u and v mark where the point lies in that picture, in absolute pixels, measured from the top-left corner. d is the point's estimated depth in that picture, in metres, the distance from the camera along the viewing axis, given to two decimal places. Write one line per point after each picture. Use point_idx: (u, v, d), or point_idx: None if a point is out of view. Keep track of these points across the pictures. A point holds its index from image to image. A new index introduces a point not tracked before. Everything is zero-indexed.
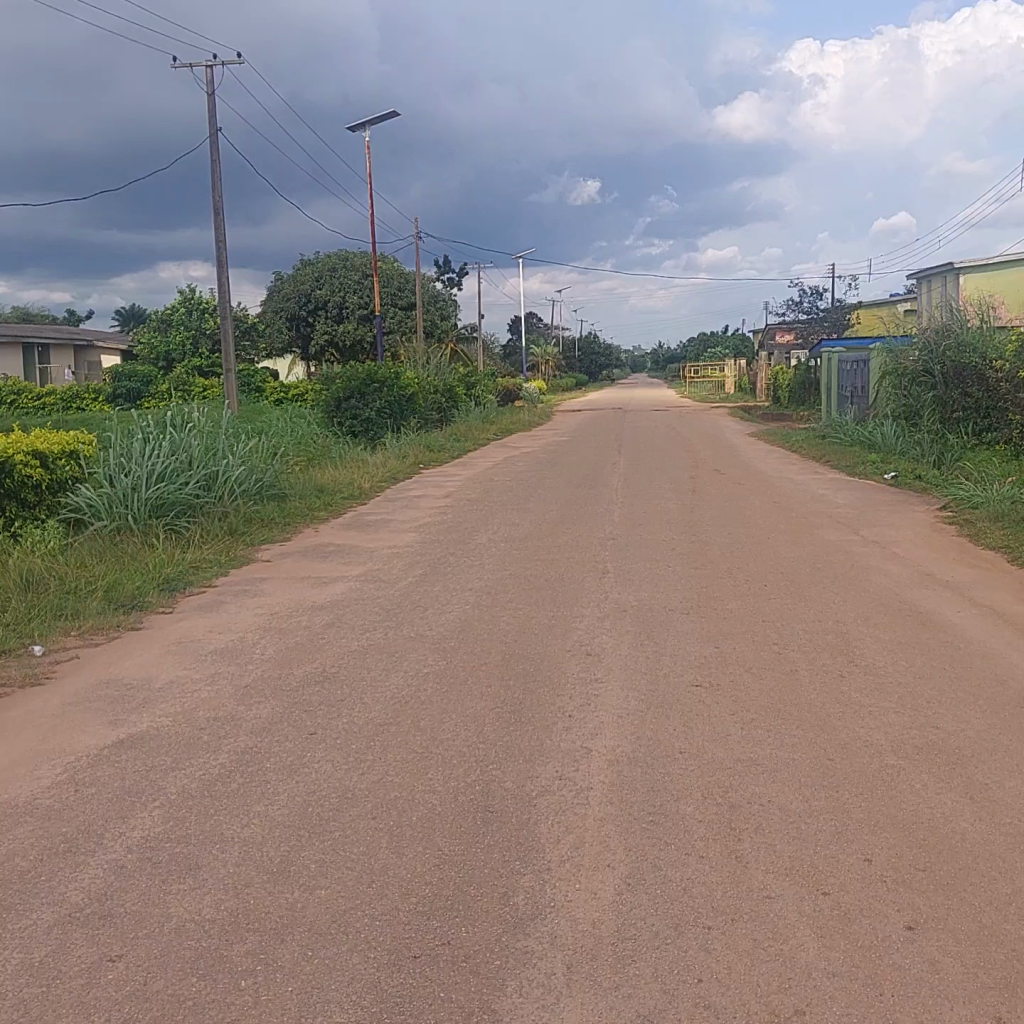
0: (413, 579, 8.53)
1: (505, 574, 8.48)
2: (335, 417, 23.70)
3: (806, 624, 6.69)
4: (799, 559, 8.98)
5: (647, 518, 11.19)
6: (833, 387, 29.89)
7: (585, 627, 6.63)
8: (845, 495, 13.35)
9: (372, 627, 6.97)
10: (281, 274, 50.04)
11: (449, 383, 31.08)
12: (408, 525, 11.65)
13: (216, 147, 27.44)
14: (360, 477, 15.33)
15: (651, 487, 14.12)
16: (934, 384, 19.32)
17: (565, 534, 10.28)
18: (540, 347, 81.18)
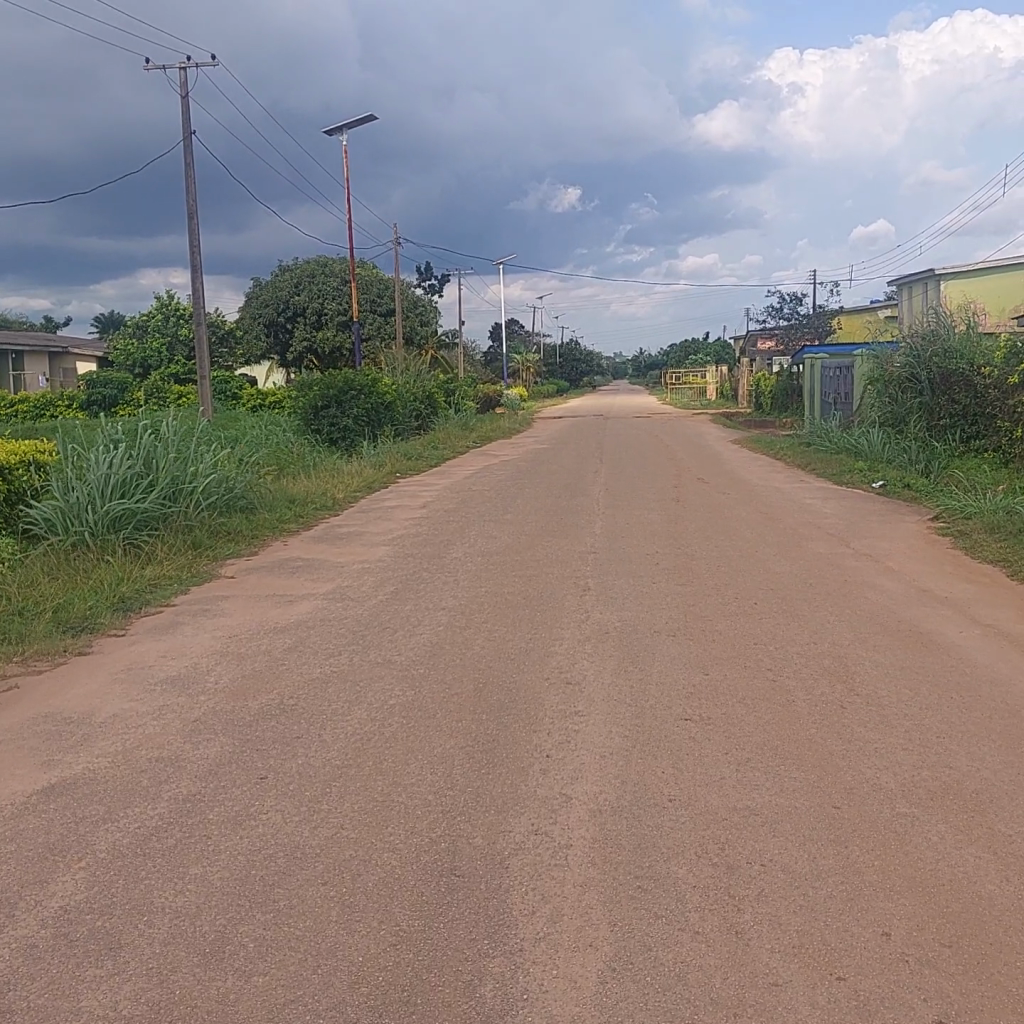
0: (384, 598, 8.07)
1: (480, 592, 8.02)
2: (311, 425, 23.20)
3: (801, 648, 6.26)
4: (789, 574, 8.57)
5: (630, 529, 10.75)
6: (816, 394, 29.60)
7: (565, 651, 6.17)
8: (833, 506, 12.97)
9: (336, 651, 6.50)
10: (259, 280, 49.49)
11: (428, 390, 30.61)
12: (381, 539, 11.17)
13: (190, 151, 27.00)
14: (334, 487, 14.86)
15: (634, 496, 13.71)
16: (921, 391, 19.01)
17: (544, 547, 9.84)
18: (521, 355, 80.81)
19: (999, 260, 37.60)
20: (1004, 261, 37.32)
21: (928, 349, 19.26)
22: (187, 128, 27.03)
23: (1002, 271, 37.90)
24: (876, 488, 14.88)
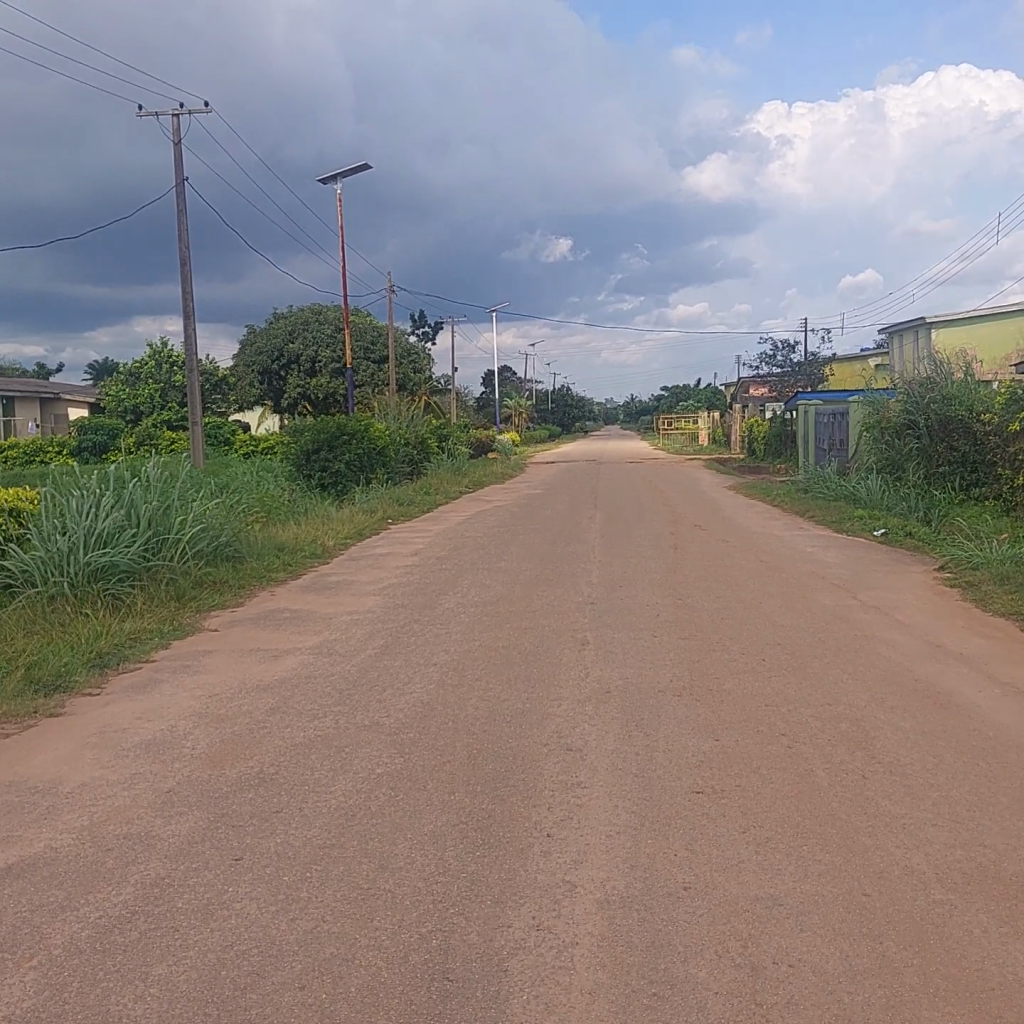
0: (374, 652, 7.72)
1: (475, 646, 7.68)
2: (302, 471, 22.88)
3: (814, 709, 5.93)
4: (796, 628, 8.25)
5: (628, 579, 10.42)
6: (811, 440, 29.42)
7: (564, 713, 5.83)
8: (836, 555, 12.67)
9: (322, 712, 6.14)
10: (252, 326, 49.43)
11: (421, 436, 30.36)
12: (371, 588, 10.81)
13: (184, 198, 27.00)
14: (324, 536, 14.51)
15: (631, 545, 13.39)
16: (919, 437, 18.81)
17: (540, 598, 9.49)
18: (514, 402, 80.87)
19: (991, 308, 37.69)
20: (996, 309, 37.39)
21: (926, 396, 19.09)
22: (180, 174, 27.00)
23: (994, 318, 37.97)
24: (877, 536, 14.59)
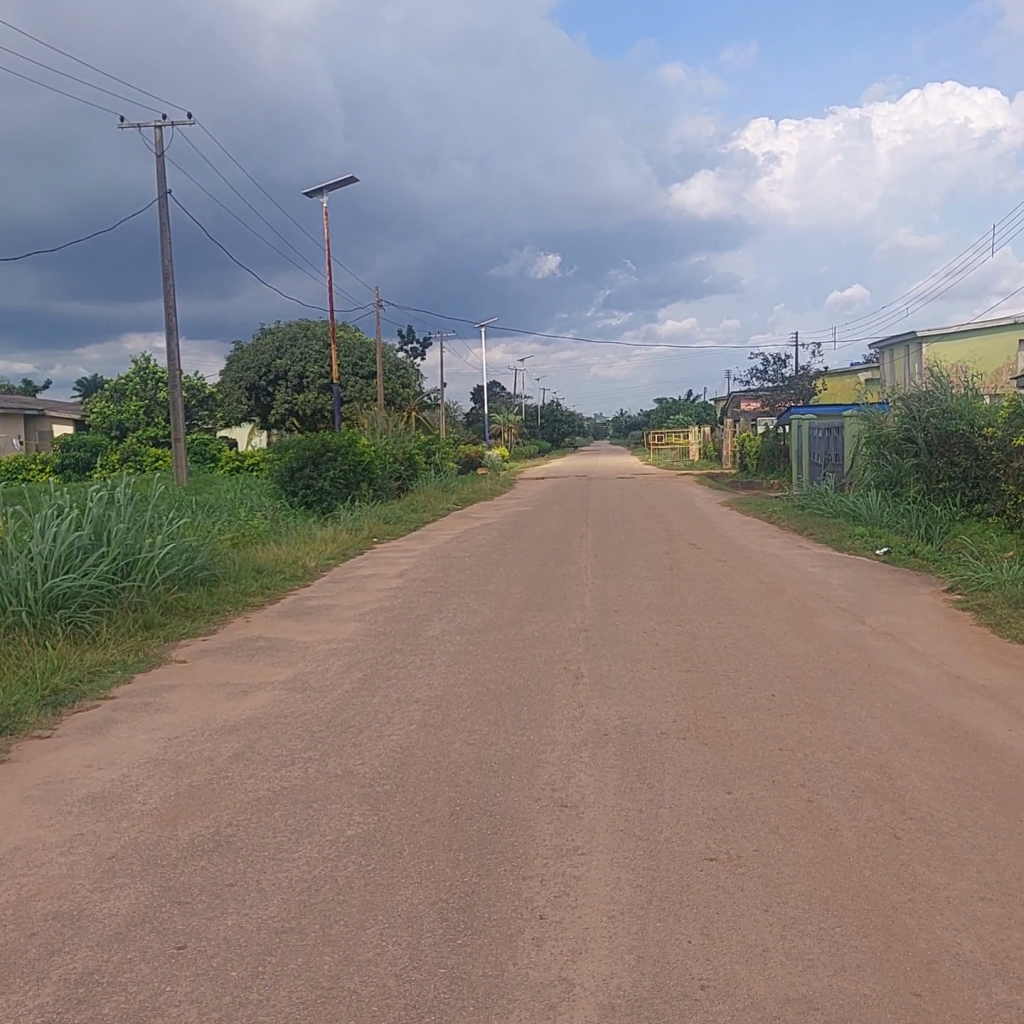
0: (352, 686, 7.15)
1: (460, 679, 7.11)
2: (286, 488, 22.31)
3: (833, 755, 5.39)
4: (804, 658, 7.71)
5: (624, 603, 9.86)
6: (805, 455, 28.97)
7: (557, 759, 5.26)
8: (839, 575, 12.14)
9: (290, 760, 5.56)
10: (239, 342, 48.93)
11: (408, 452, 29.83)
12: (352, 613, 10.24)
13: (167, 212, 26.58)
14: (306, 556, 13.93)
15: (626, 565, 12.84)
16: (918, 452, 18.36)
17: (531, 624, 8.94)
18: (504, 417, 80.48)
19: (983, 321, 37.44)
20: (986, 323, 37.15)
21: (925, 410, 18.64)
22: (163, 186, 26.60)
23: (987, 332, 37.72)
24: (880, 555, 14.08)
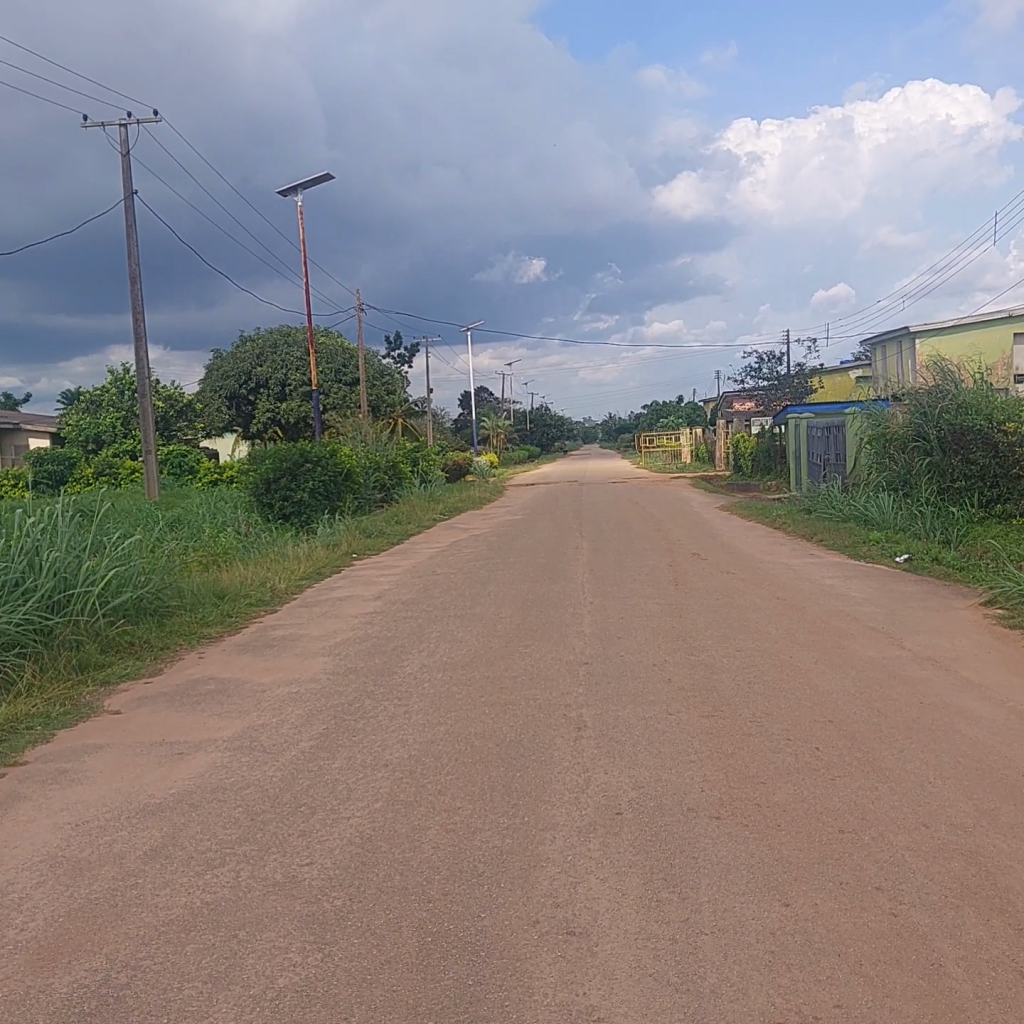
0: (309, 744, 5.95)
1: (440, 733, 5.93)
2: (263, 501, 21.11)
3: (908, 838, 4.25)
4: (844, 695, 6.56)
5: (628, 628, 8.69)
6: (804, 456, 27.92)
7: (558, 854, 4.11)
8: (862, 588, 10.99)
9: (219, 859, 4.38)
10: (219, 351, 47.79)
11: (391, 461, 28.68)
12: (321, 645, 9.04)
13: (135, 215, 25.50)
14: (275, 577, 12.73)
15: (626, 580, 11.69)
16: (930, 450, 17.26)
17: (523, 657, 7.78)
18: (491, 423, 79.35)
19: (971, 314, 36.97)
20: (981, 317, 36.32)
21: (936, 405, 17.54)
22: (130, 187, 25.63)
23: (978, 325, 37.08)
24: (901, 562, 12.99)
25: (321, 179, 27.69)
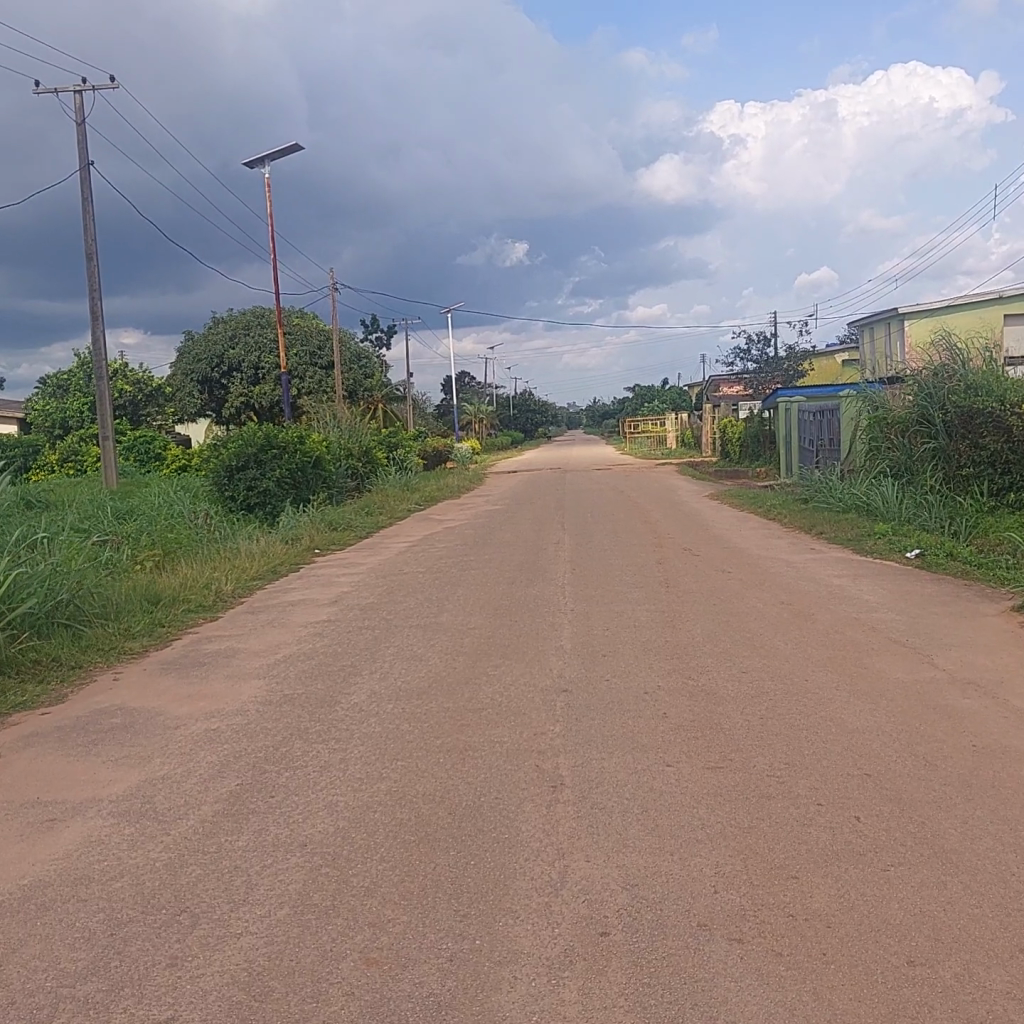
0: (212, 811, 4.71)
1: (379, 794, 4.71)
2: (224, 491, 19.80)
3: (1007, 976, 3.07)
4: (880, 735, 5.36)
5: (615, 644, 7.46)
6: (795, 442, 26.77)
7: (520, 1013, 2.91)
8: (875, 590, 9.79)
9: (50, 1009, 3.14)
10: (191, 332, 46.25)
11: (365, 447, 27.36)
12: (259, 663, 7.80)
13: (90, 187, 24.07)
14: (220, 578, 11.47)
15: (609, 580, 10.48)
16: (935, 435, 16.09)
17: (489, 682, 6.56)
18: (473, 408, 77.96)
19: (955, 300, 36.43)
20: (971, 299, 35.21)
21: (942, 387, 16.39)
22: (85, 158, 24.20)
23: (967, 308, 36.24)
24: (913, 557, 11.84)
25: (291, 151, 26.34)
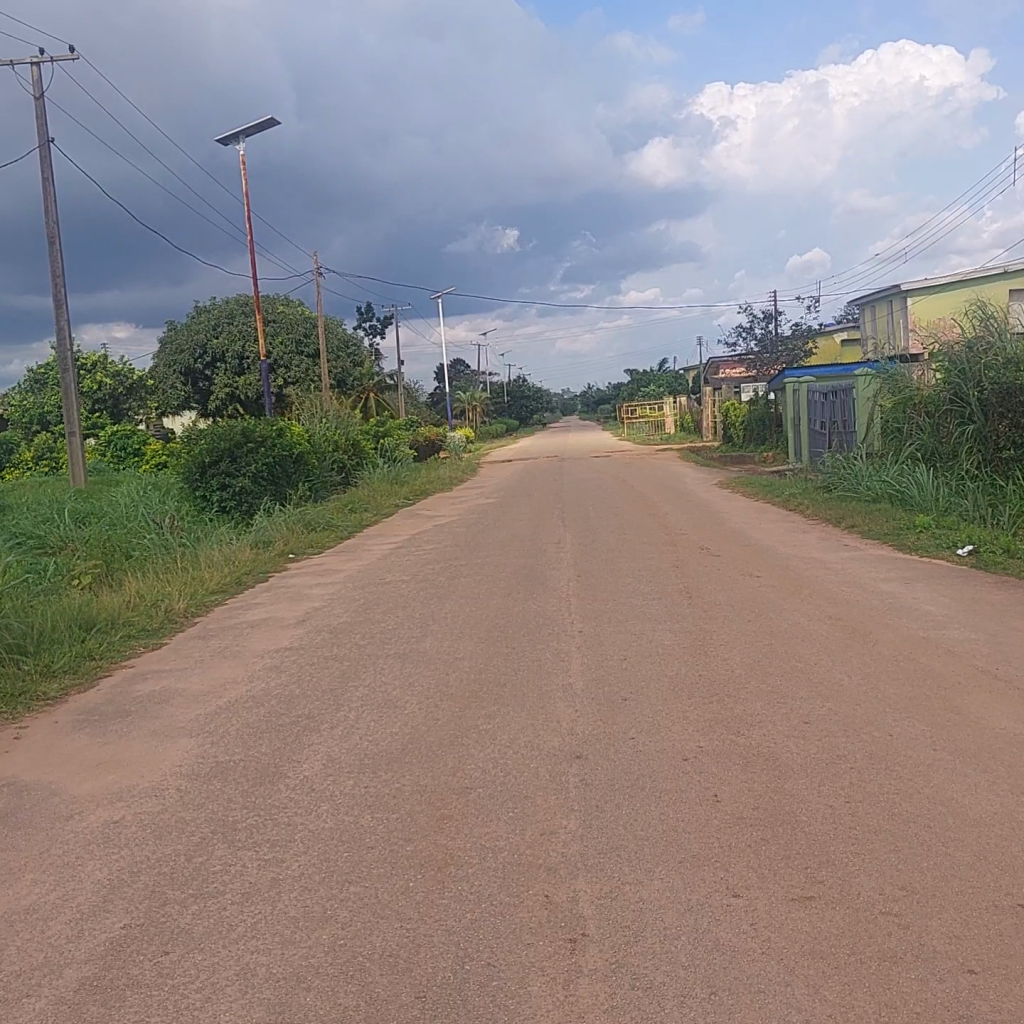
0: (77, 984, 3.23)
1: (321, 956, 3.23)
2: (196, 490, 18.27)
3: None
4: (1017, 831, 3.87)
5: (638, 684, 5.98)
6: (805, 425, 25.23)
7: None
8: (936, 599, 8.29)
9: None
10: (172, 323, 44.52)
11: (351, 440, 25.80)
12: (196, 712, 6.31)
13: (50, 167, 22.46)
14: (171, 594, 9.97)
15: (621, 591, 8.98)
16: (971, 415, 14.59)
17: (478, 746, 5.05)
18: (467, 395, 76.29)
19: (963, 273, 34.84)
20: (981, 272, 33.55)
21: (977, 361, 14.87)
22: (44, 134, 22.56)
23: (974, 282, 34.73)
24: (966, 555, 10.34)
25: (266, 125, 24.73)
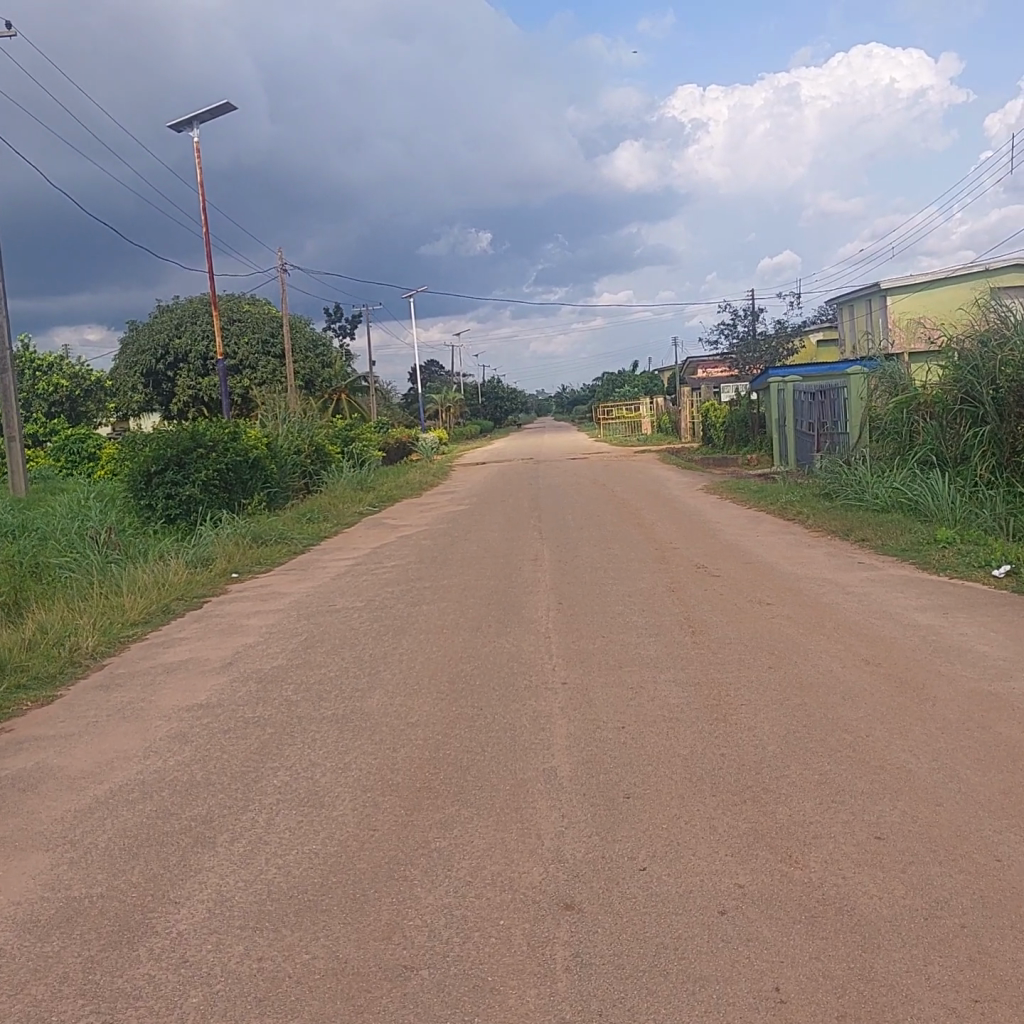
0: None
1: None
2: (140, 500, 16.69)
3: None
4: None
5: (641, 770, 4.55)
6: (791, 426, 23.99)
7: None
8: (985, 635, 6.93)
9: None
10: (134, 322, 42.74)
11: (315, 444, 24.21)
12: (65, 807, 4.81)
13: None
14: (82, 629, 8.45)
15: (611, 626, 7.54)
16: (985, 415, 13.31)
17: (425, 883, 3.59)
18: (441, 398, 74.60)
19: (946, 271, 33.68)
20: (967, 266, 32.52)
21: (990, 357, 13.60)
22: None
23: (959, 278, 33.68)
24: (1002, 576, 9.01)
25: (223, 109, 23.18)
